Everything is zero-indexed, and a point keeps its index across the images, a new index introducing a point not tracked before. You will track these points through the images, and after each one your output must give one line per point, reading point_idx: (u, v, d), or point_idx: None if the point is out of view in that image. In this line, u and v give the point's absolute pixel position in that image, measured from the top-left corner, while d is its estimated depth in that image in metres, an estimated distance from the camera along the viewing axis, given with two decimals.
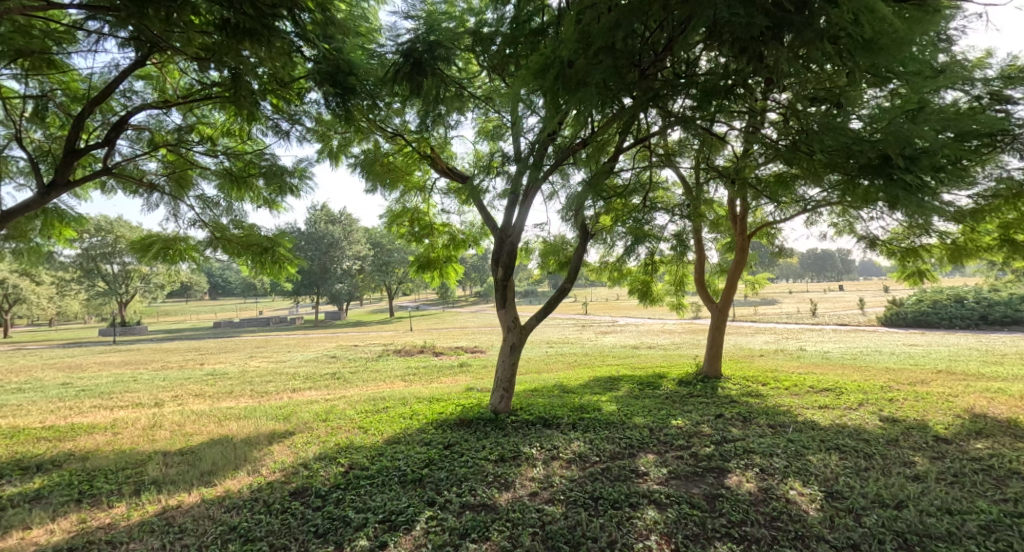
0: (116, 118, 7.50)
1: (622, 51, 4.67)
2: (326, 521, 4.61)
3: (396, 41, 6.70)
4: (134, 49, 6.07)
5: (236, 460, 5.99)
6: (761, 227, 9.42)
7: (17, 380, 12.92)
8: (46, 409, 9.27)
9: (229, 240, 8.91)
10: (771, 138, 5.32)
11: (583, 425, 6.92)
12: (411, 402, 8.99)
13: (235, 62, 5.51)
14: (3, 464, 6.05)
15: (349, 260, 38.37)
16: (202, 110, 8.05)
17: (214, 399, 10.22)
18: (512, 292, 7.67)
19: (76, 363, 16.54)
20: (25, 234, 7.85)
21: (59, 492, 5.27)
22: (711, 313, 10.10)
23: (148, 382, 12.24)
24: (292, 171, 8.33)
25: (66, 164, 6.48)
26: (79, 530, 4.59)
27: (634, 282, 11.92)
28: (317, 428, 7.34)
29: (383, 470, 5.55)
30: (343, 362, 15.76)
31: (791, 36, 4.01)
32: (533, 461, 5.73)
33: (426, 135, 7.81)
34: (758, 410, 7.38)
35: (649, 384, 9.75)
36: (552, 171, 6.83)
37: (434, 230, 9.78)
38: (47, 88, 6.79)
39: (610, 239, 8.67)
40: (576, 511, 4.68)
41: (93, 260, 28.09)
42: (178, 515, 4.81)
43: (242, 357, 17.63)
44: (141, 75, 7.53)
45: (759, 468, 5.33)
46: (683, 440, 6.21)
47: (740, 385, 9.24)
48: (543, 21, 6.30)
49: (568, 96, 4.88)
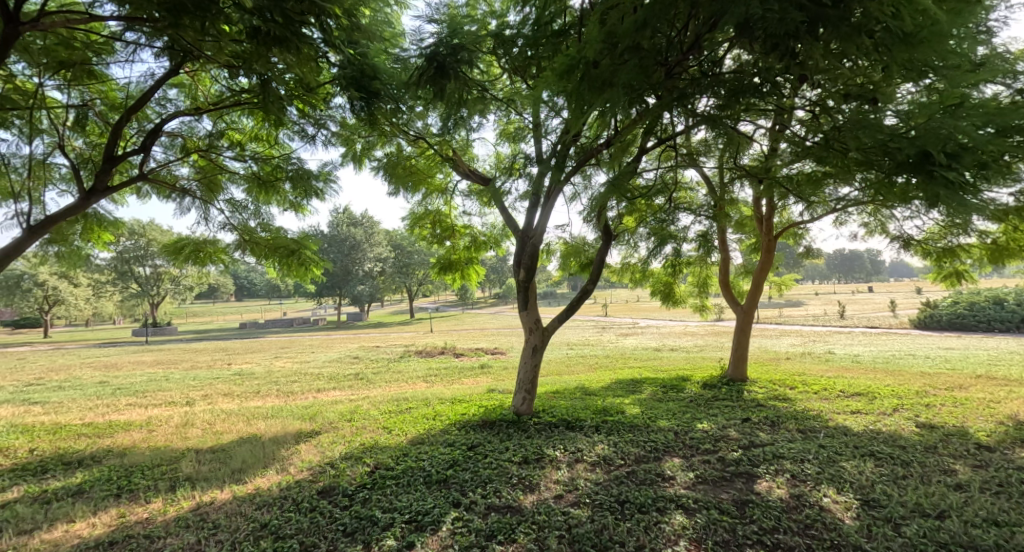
0: (150, 125, 7.71)
1: (648, 50, 4.60)
2: (354, 520, 4.66)
3: (419, 45, 6.75)
4: (168, 56, 6.23)
5: (265, 459, 6.09)
6: (788, 227, 9.25)
7: (56, 378, 13.35)
8: (84, 406, 9.55)
9: (256, 243, 9.07)
10: (799, 136, 5.23)
11: (606, 427, 6.88)
12: (434, 403, 9.04)
13: (266, 69, 5.63)
14: (45, 459, 6.24)
15: (371, 263, 38.78)
16: (231, 116, 8.25)
17: (242, 398, 10.41)
18: (534, 294, 7.65)
19: (110, 362, 17.05)
20: (65, 238, 8.10)
21: (99, 487, 5.41)
22: (736, 315, 9.95)
23: (179, 381, 12.54)
24: (318, 175, 8.45)
25: (104, 171, 6.64)
26: (119, 524, 4.70)
27: (657, 283, 11.80)
28: (343, 428, 7.42)
29: (408, 470, 5.59)
30: (366, 362, 16.05)
31: (826, 30, 3.92)
32: (557, 463, 5.71)
33: (448, 138, 7.86)
34: (787, 414, 7.25)
35: (673, 387, 9.66)
36: (574, 173, 6.81)
37: (455, 232, 9.82)
38: (87, 97, 7.01)
39: (633, 240, 8.62)
40: (603, 514, 4.66)
41: (126, 264, 28.89)
42: (212, 511, 4.91)
43: (268, 357, 17.98)
44: (174, 82, 7.73)
45: (790, 474, 5.23)
46: (709, 444, 6.13)
47: (767, 389, 9.09)
48: (565, 22, 6.28)
49: (593, 96, 4.79)
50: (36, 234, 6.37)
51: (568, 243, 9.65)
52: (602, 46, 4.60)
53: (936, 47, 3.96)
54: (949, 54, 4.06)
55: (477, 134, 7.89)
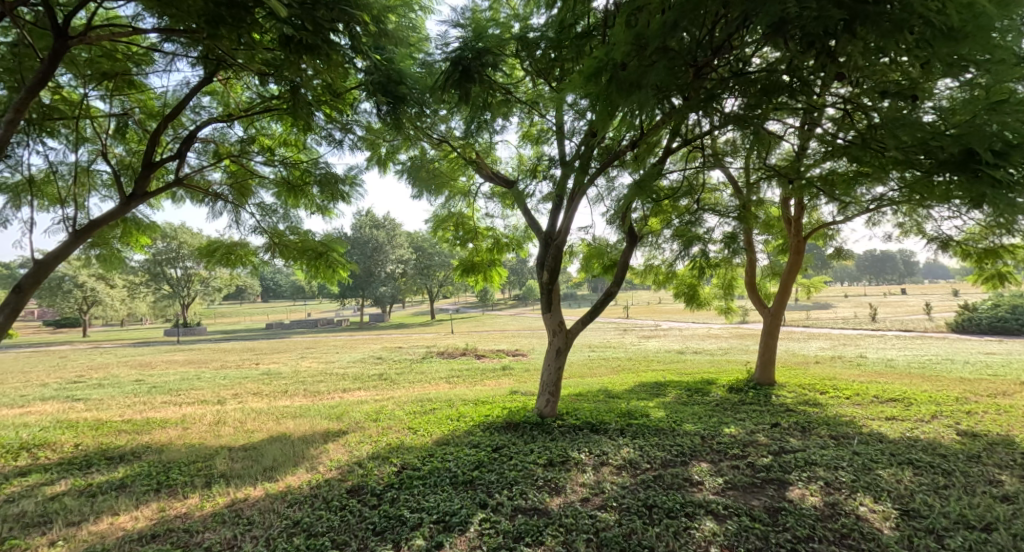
0: (185, 132, 7.92)
1: (676, 52, 4.54)
2: (382, 519, 4.71)
3: (444, 50, 6.80)
4: (202, 65, 6.39)
5: (295, 457, 6.21)
6: (818, 228, 9.05)
7: (95, 376, 13.80)
8: (122, 404, 9.83)
9: (286, 245, 9.22)
10: (829, 134, 5.14)
11: (631, 430, 6.84)
12: (457, 404, 9.12)
13: (296, 76, 5.74)
14: (89, 454, 6.46)
15: (392, 264, 39.19)
16: (262, 122, 8.47)
17: (271, 398, 10.60)
18: (557, 296, 7.64)
19: (145, 361, 17.60)
20: (105, 242, 8.37)
21: (141, 482, 5.58)
22: (763, 317, 9.79)
23: (211, 380, 12.85)
24: (344, 179, 8.57)
25: (143, 176, 6.83)
26: (160, 518, 4.83)
27: (681, 285, 11.68)
28: (369, 428, 7.51)
29: (434, 470, 5.64)
30: (389, 363, 16.23)
31: (866, 28, 3.85)
32: (582, 466, 5.69)
33: (471, 141, 7.94)
34: (818, 420, 7.11)
35: (699, 390, 9.56)
36: (598, 175, 6.80)
37: (478, 234, 9.86)
38: (127, 106, 7.24)
39: (656, 242, 8.58)
40: (631, 518, 4.63)
41: (159, 266, 29.71)
42: (246, 507, 5.01)
43: (294, 357, 18.32)
44: (207, 90, 7.94)
45: (823, 482, 5.13)
46: (738, 449, 6.05)
47: (797, 394, 8.93)
48: (589, 24, 6.29)
49: (622, 97, 4.69)
50: (80, 238, 6.57)
51: (591, 245, 9.62)
52: (631, 47, 4.52)
53: (982, 41, 3.87)
54: (993, 48, 3.99)
55: (500, 137, 7.92)
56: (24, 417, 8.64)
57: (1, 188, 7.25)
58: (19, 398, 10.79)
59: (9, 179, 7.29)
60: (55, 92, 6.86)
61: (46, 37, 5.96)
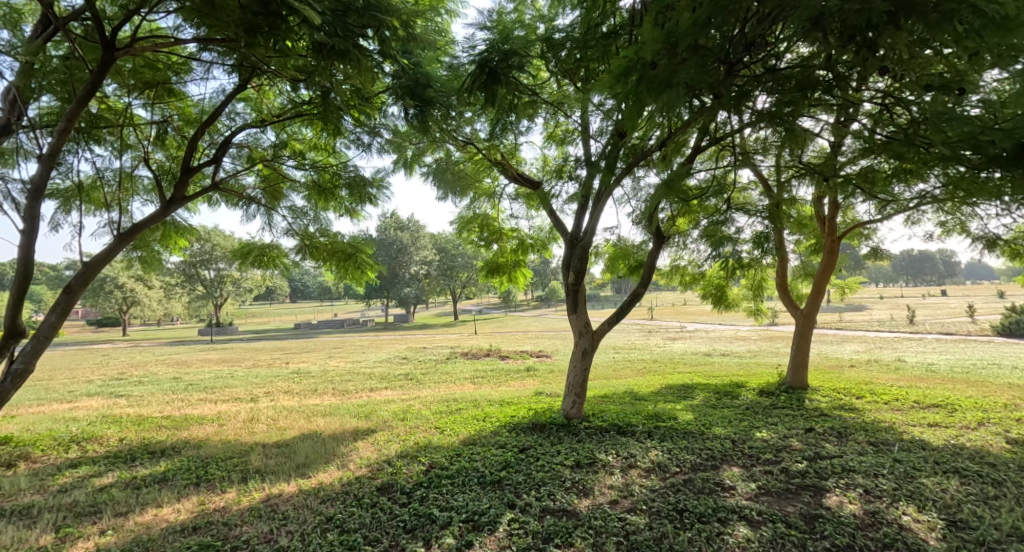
0: (221, 138, 8.12)
1: (708, 49, 4.45)
2: (413, 517, 4.76)
3: (471, 52, 6.85)
4: (238, 72, 6.58)
5: (326, 455, 6.32)
6: (853, 228, 8.81)
7: (134, 374, 14.26)
8: (161, 400, 10.14)
9: (316, 247, 9.37)
10: (866, 130, 5.03)
11: (659, 433, 6.77)
12: (483, 404, 9.18)
13: (327, 82, 5.83)
14: (133, 448, 6.67)
15: (417, 266, 39.54)
16: (293, 128, 8.65)
17: (302, 396, 10.80)
18: (583, 297, 7.61)
19: (180, 359, 18.12)
20: (146, 245, 8.64)
21: (181, 476, 5.74)
22: (795, 319, 9.60)
23: (243, 378, 13.15)
24: (372, 182, 8.67)
25: (181, 181, 7.04)
26: (201, 511, 4.97)
27: (709, 286, 11.51)
28: (397, 427, 7.58)
29: (462, 470, 5.67)
30: (415, 363, 16.40)
31: (912, 20, 3.74)
32: (610, 468, 5.67)
33: (496, 142, 7.97)
34: (856, 425, 6.94)
35: (728, 393, 9.41)
36: (625, 175, 6.76)
37: (502, 235, 9.88)
38: (167, 113, 7.47)
39: (683, 242, 8.46)
40: (662, 522, 4.59)
41: (193, 268, 30.60)
42: (281, 503, 5.12)
43: (322, 356, 18.61)
44: (241, 97, 8.15)
45: (863, 489, 5.01)
46: (771, 454, 5.94)
47: (831, 398, 8.72)
48: (614, 24, 6.21)
49: (652, 98, 4.63)
50: (124, 241, 6.80)
51: (617, 246, 9.54)
52: (661, 45, 4.45)
53: None
54: None
55: (526, 138, 7.93)
56: (73, 411, 8.98)
57: (52, 194, 7.57)
58: (66, 393, 11.21)
59: (60, 185, 7.61)
60: (102, 101, 7.15)
61: (95, 49, 6.23)
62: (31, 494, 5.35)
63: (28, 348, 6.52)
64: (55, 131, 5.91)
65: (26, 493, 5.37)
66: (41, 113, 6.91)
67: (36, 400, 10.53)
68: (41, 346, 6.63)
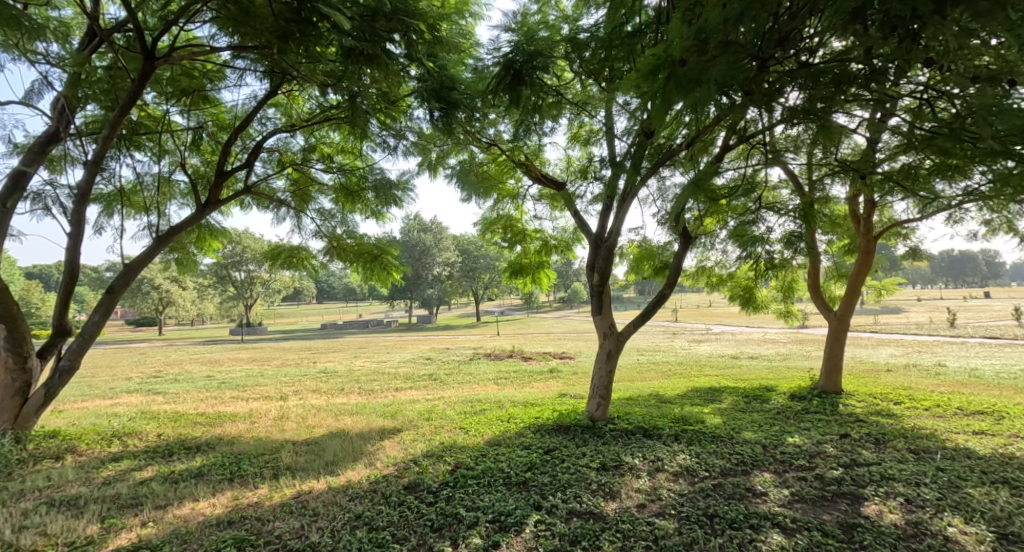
0: (253, 143, 8.28)
1: (740, 45, 4.36)
2: (440, 517, 4.77)
3: (495, 54, 6.83)
4: (269, 78, 6.72)
5: (354, 453, 6.39)
6: (890, 227, 8.55)
7: (170, 372, 14.65)
8: (195, 397, 10.39)
9: (343, 248, 9.48)
10: (905, 126, 4.89)
11: (687, 437, 6.66)
12: (507, 405, 9.17)
13: (355, 86, 5.90)
14: (171, 443, 6.84)
15: (439, 267, 39.82)
16: (321, 131, 8.80)
17: (329, 395, 10.93)
18: (608, 298, 7.54)
19: (213, 358, 18.54)
20: (182, 247, 8.86)
21: (216, 471, 5.86)
22: (828, 322, 9.36)
23: (273, 377, 13.39)
24: (397, 184, 8.74)
25: (216, 185, 7.21)
26: (235, 506, 5.06)
27: (736, 288, 11.30)
28: (422, 427, 7.63)
29: (487, 470, 5.67)
30: (439, 363, 16.50)
31: (959, 9, 3.60)
32: (637, 472, 5.61)
33: (520, 144, 7.94)
34: (895, 432, 6.73)
35: (758, 397, 9.23)
36: (651, 176, 6.67)
37: (526, 236, 9.83)
38: (202, 120, 7.67)
39: (711, 243, 8.31)
40: (692, 528, 4.51)
41: (225, 269, 31.34)
42: (311, 499, 5.18)
43: (348, 356, 18.88)
44: (271, 102, 8.30)
45: (904, 499, 4.86)
46: (804, 460, 5.80)
47: (868, 403, 8.49)
48: (640, 22, 6.12)
49: (682, 95, 4.55)
50: (163, 243, 7.01)
51: (642, 247, 9.42)
52: (690, 42, 4.35)
53: None
54: None
55: (550, 139, 7.91)
56: (114, 407, 9.26)
57: (96, 198, 7.83)
58: (108, 390, 11.55)
59: (102, 190, 7.87)
60: (141, 109, 7.38)
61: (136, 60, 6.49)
62: (78, 485, 5.53)
63: (74, 346, 6.76)
64: (100, 138, 6.22)
65: (73, 484, 5.55)
66: (86, 122, 7.20)
67: (80, 396, 10.89)
68: (85, 345, 6.88)
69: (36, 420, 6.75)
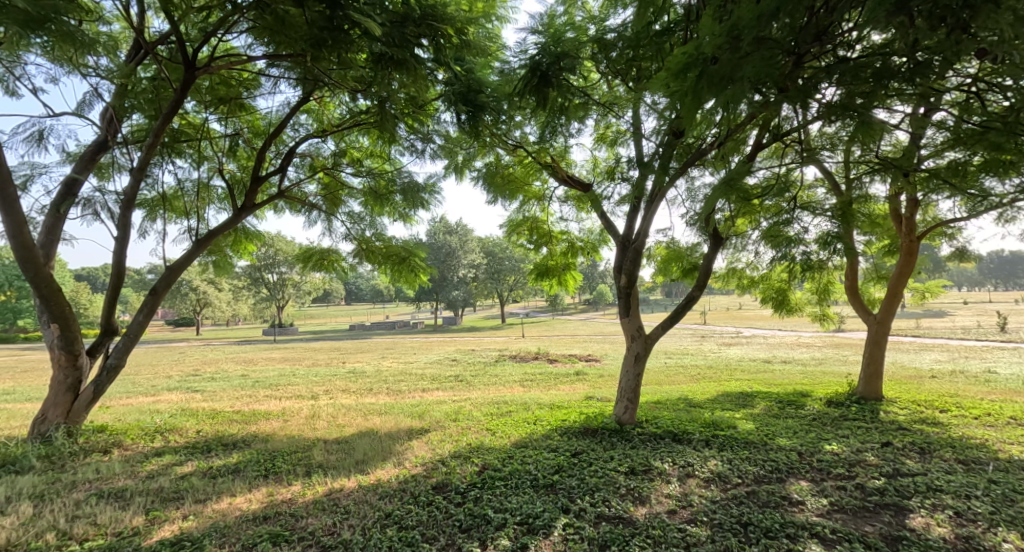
0: (286, 148, 8.45)
1: (776, 42, 4.26)
2: (468, 517, 4.77)
3: (522, 56, 6.83)
4: (302, 85, 6.83)
5: (384, 452, 6.45)
6: (934, 227, 8.26)
7: (207, 370, 15.07)
8: (231, 396, 10.64)
9: (372, 250, 9.59)
10: (950, 121, 4.74)
11: (718, 442, 6.54)
12: (533, 407, 9.16)
13: (385, 91, 5.98)
14: (209, 440, 7.01)
15: (465, 269, 40.04)
16: (351, 136, 8.93)
17: (359, 394, 11.08)
18: (636, 300, 7.45)
19: (247, 357, 18.99)
20: (219, 250, 9.08)
21: (252, 468, 5.99)
22: (867, 326, 9.09)
23: (305, 376, 13.65)
24: (425, 187, 8.81)
25: (252, 189, 7.38)
26: (270, 502, 5.15)
27: (768, 291, 11.05)
28: (449, 427, 7.68)
29: (515, 472, 5.66)
30: (465, 365, 16.61)
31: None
32: (667, 477, 5.52)
33: (546, 145, 7.90)
34: (941, 441, 6.49)
35: (792, 403, 9.00)
36: (680, 177, 6.58)
37: (552, 238, 9.80)
38: (238, 127, 7.87)
39: (742, 244, 8.15)
40: (725, 535, 4.43)
41: (258, 271, 32.13)
42: (342, 497, 5.25)
43: (376, 357, 19.16)
44: (304, 108, 8.45)
45: (953, 511, 4.68)
46: (842, 468, 5.63)
47: (911, 411, 8.21)
48: (669, 21, 6.05)
49: (715, 93, 4.47)
50: (202, 246, 7.20)
51: (669, 248, 9.32)
52: (723, 40, 4.28)
53: None
54: None
55: (577, 140, 7.87)
56: (156, 404, 9.55)
57: (140, 204, 8.08)
58: (149, 387, 11.93)
59: (145, 195, 8.13)
60: (182, 117, 7.61)
61: (179, 70, 6.73)
62: (124, 478, 5.71)
63: (120, 345, 7.00)
64: (145, 146, 6.40)
65: (119, 477, 5.73)
66: (132, 130, 7.47)
67: (124, 392, 11.27)
68: (131, 344, 7.11)
69: (86, 415, 7.00)
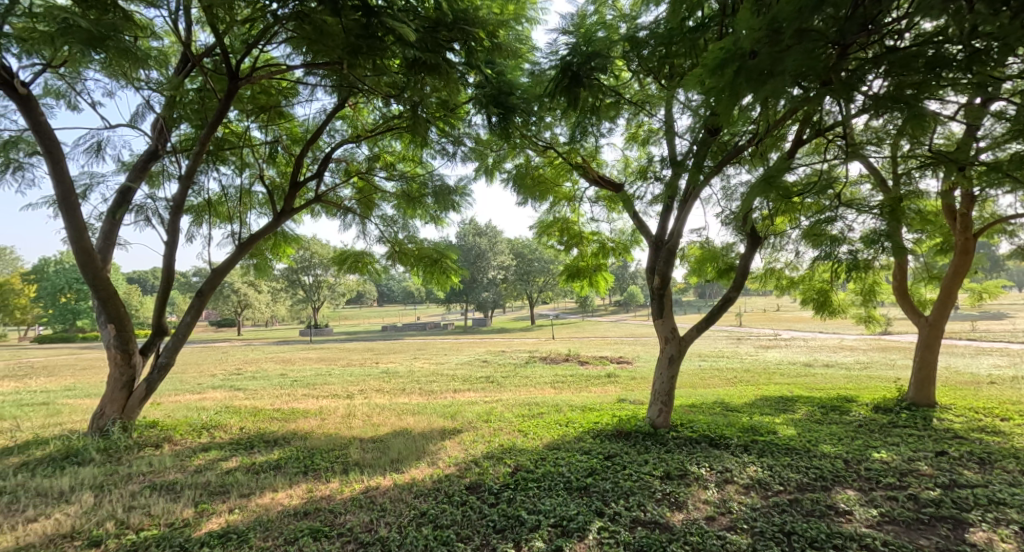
0: (322, 154, 8.56)
1: (820, 35, 4.07)
2: (502, 518, 4.72)
3: (553, 56, 6.75)
4: (337, 91, 6.92)
5: (417, 452, 6.44)
6: (991, 224, 7.81)
7: (247, 369, 15.43)
8: (271, 394, 10.85)
9: (404, 252, 9.64)
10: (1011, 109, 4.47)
11: (757, 448, 6.33)
12: (565, 409, 9.06)
13: (417, 95, 5.99)
14: (251, 436, 7.14)
15: (495, 271, 40.10)
16: (384, 141, 9.00)
17: (393, 394, 11.16)
18: (670, 301, 7.27)
19: (284, 357, 19.40)
20: (259, 253, 9.26)
21: (292, 464, 6.05)
22: (917, 329, 8.69)
23: (340, 376, 13.84)
24: (456, 189, 8.81)
25: (290, 195, 7.49)
26: (310, 498, 5.19)
27: (810, 291, 10.68)
28: (482, 428, 7.65)
29: (549, 474, 5.59)
30: (496, 366, 16.60)
31: None
32: (704, 482, 5.36)
33: (576, 146, 7.80)
34: (1002, 451, 6.13)
35: (836, 408, 8.67)
36: (715, 175, 6.40)
37: (583, 238, 9.66)
38: (277, 134, 8.03)
39: (780, 244, 7.88)
40: (767, 544, 4.26)
41: (295, 273, 32.84)
42: (378, 495, 5.25)
43: (408, 357, 19.32)
44: (339, 114, 8.55)
45: (1018, 526, 4.40)
46: (893, 478, 5.37)
47: (967, 419, 7.80)
48: (702, 17, 5.88)
49: (754, 89, 4.30)
50: (245, 250, 7.35)
51: (703, 249, 9.08)
52: (762, 33, 4.06)
53: None
54: None
55: (608, 140, 7.72)
56: (201, 401, 9.82)
57: (187, 210, 8.30)
58: (194, 385, 12.25)
59: (192, 202, 8.36)
60: (225, 126, 7.79)
61: (223, 81, 6.80)
62: (174, 472, 5.84)
63: (170, 345, 7.20)
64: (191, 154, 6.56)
65: (170, 470, 5.87)
66: (179, 140, 7.69)
67: (171, 390, 11.61)
68: (180, 344, 7.30)
69: (140, 411, 7.20)
